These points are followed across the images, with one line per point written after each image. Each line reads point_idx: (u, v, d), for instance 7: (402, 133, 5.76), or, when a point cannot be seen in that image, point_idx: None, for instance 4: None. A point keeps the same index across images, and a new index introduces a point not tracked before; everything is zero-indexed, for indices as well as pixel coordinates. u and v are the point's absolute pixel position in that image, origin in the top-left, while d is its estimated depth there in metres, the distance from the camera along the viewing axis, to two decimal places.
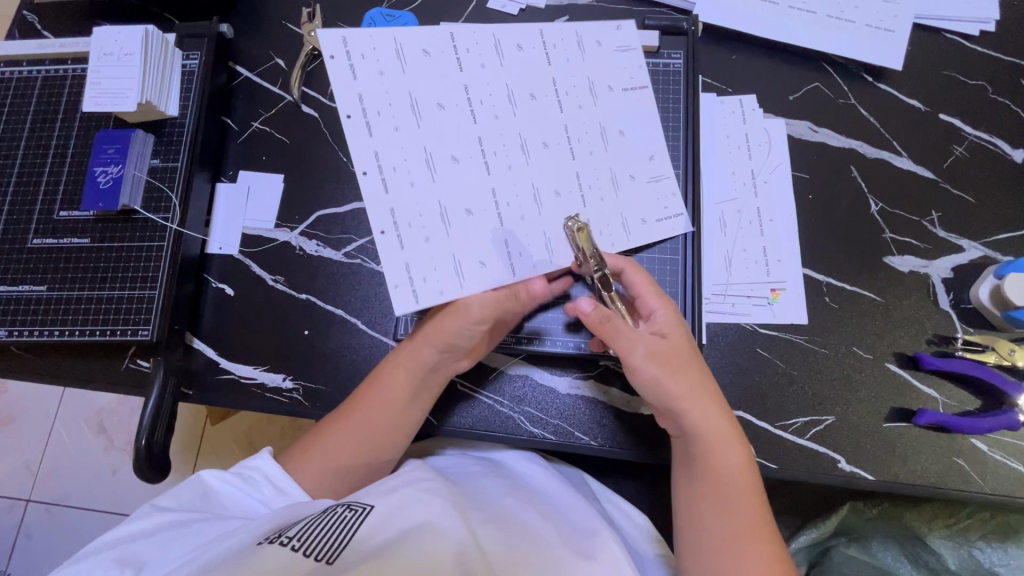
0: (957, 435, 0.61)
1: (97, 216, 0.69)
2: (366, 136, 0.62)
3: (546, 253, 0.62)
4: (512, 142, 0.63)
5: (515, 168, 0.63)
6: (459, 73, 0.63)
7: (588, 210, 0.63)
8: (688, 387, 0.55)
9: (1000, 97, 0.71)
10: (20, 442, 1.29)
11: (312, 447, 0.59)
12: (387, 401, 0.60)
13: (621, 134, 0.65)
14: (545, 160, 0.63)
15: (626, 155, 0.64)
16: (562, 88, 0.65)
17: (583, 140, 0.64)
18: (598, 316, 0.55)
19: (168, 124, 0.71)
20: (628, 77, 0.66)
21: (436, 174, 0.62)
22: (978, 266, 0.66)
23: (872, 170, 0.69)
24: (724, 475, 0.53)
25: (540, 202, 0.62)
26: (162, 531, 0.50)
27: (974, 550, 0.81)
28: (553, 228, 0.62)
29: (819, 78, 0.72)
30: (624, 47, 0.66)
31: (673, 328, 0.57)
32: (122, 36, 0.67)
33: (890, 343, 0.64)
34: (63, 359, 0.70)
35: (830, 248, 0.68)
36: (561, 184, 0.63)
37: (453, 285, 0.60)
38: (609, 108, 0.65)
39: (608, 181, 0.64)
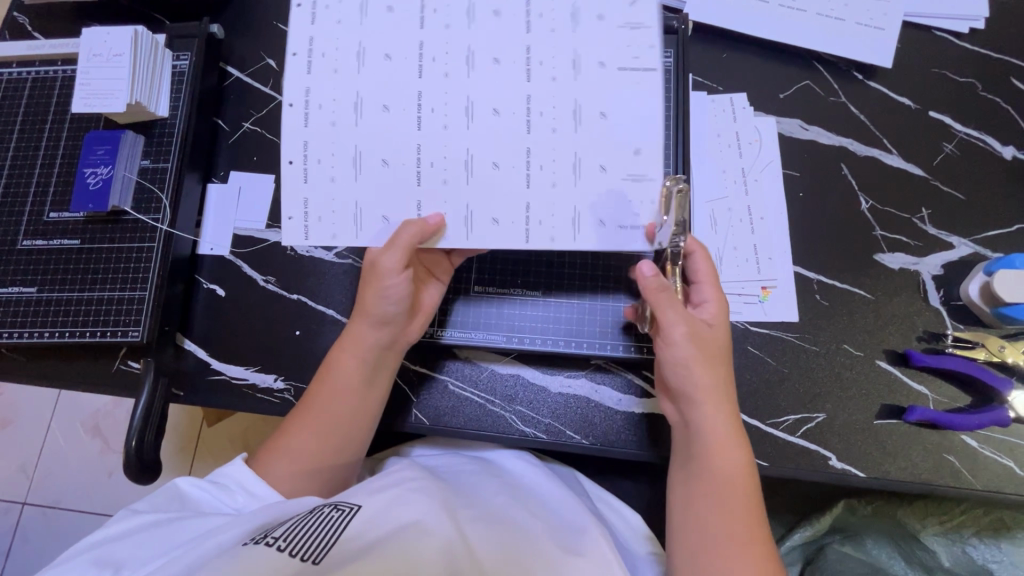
0: (947, 432, 0.61)
1: (87, 218, 0.69)
2: (304, 74, 0.55)
3: (464, 228, 0.55)
4: (458, 103, 0.54)
5: (451, 130, 0.54)
6: (419, 30, 0.54)
7: (531, 194, 0.54)
8: (716, 380, 0.54)
9: (989, 94, 0.71)
10: (15, 445, 1.29)
11: (280, 448, 0.59)
12: (329, 387, 0.59)
13: (602, 117, 0.53)
14: (493, 127, 0.54)
15: (596, 138, 0.53)
16: (541, 56, 0.53)
17: (548, 113, 0.53)
18: (658, 284, 0.54)
19: (158, 125, 0.71)
20: (631, 54, 0.52)
21: (362, 119, 0.55)
22: (968, 263, 0.66)
23: (862, 168, 0.69)
24: (720, 473, 0.53)
25: (473, 175, 0.54)
26: (141, 530, 0.50)
27: (968, 547, 0.82)
28: (482, 206, 0.54)
29: (809, 76, 0.72)
30: (632, 23, 0.52)
31: (719, 320, 0.56)
32: (112, 37, 0.67)
33: (881, 340, 0.65)
34: (54, 360, 0.70)
35: (820, 246, 0.68)
36: (505, 157, 0.54)
37: (347, 232, 0.55)
38: (591, 82, 0.53)
39: (568, 167, 0.53)
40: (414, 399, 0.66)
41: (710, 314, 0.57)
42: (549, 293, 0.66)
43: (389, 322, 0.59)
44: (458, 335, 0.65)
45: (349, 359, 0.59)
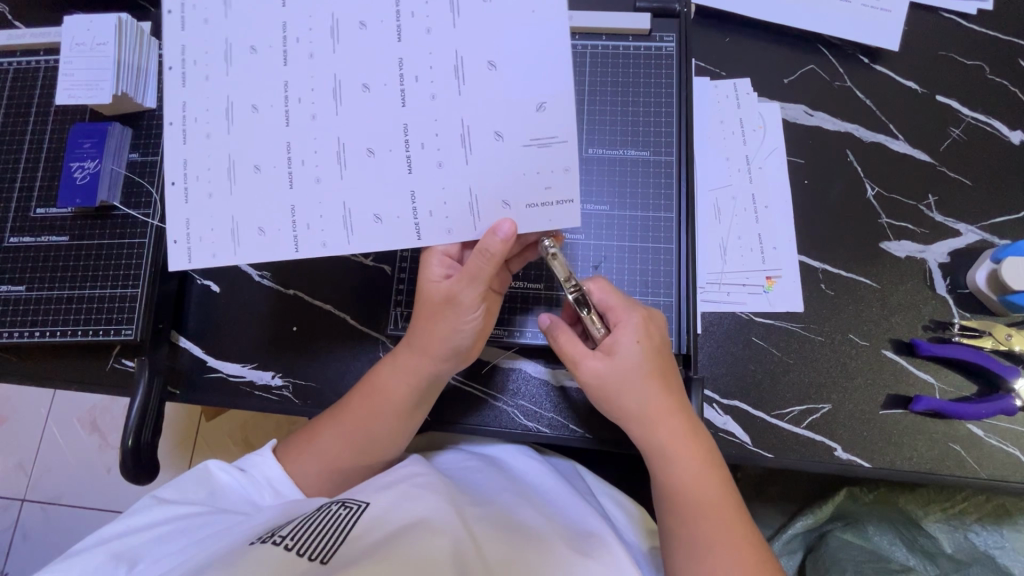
0: (953, 421, 0.61)
1: (75, 213, 0.67)
2: (177, 91, 0.50)
3: (343, 230, 0.50)
4: (310, 77, 0.49)
5: (319, 119, 0.50)
6: (282, 9, 0.49)
7: (414, 180, 0.49)
8: (643, 410, 0.53)
9: (997, 77, 0.69)
10: (13, 443, 1.28)
11: (308, 444, 0.58)
12: (380, 408, 0.57)
13: (491, 70, 0.48)
14: (366, 106, 0.49)
15: (490, 86, 0.48)
16: (408, 12, 0.48)
17: (427, 78, 0.48)
18: (549, 333, 0.57)
19: (147, 116, 0.69)
20: None
21: (233, 127, 0.50)
22: (974, 250, 0.65)
23: (869, 154, 0.68)
24: (700, 476, 0.53)
25: (354, 167, 0.50)
26: (157, 525, 0.49)
27: (969, 533, 0.82)
28: (363, 202, 0.50)
29: (813, 60, 0.70)
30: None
31: (625, 345, 0.53)
32: (95, 26, 0.64)
33: (887, 330, 0.64)
34: (46, 359, 0.68)
35: (826, 235, 0.67)
36: (380, 142, 0.49)
37: (224, 244, 0.50)
38: (477, 31, 0.47)
39: (454, 140, 0.49)
40: None
41: (620, 340, 0.54)
42: (552, 286, 0.65)
43: (456, 357, 0.57)
44: None
45: (405, 383, 0.57)
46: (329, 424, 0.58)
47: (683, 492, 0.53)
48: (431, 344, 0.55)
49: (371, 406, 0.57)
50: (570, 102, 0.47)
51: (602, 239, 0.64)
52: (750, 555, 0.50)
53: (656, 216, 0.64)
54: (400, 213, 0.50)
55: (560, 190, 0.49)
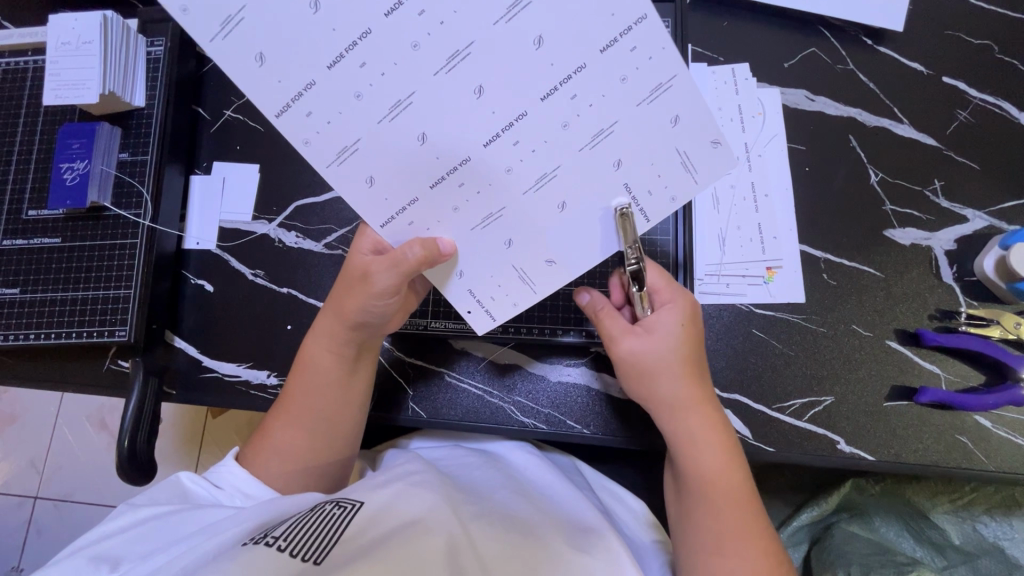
0: (959, 412, 0.59)
1: (67, 214, 0.67)
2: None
3: (329, 149, 0.44)
4: (441, 48, 0.41)
5: (403, 68, 0.42)
6: None
7: (425, 193, 0.47)
8: (667, 393, 0.52)
9: (1005, 57, 0.67)
10: (25, 443, 1.29)
11: (269, 441, 0.57)
12: (312, 389, 0.57)
13: (558, 209, 0.47)
14: (465, 110, 0.43)
15: (586, 183, 0.46)
16: (577, 89, 0.42)
17: (522, 147, 0.44)
18: (589, 311, 0.56)
19: (135, 115, 0.68)
20: (656, 171, 0.45)
21: None
22: (981, 236, 0.64)
23: (871, 139, 0.66)
24: (708, 474, 0.52)
25: (391, 141, 0.44)
26: (141, 524, 0.49)
27: (977, 525, 0.80)
28: (368, 157, 0.45)
29: (815, 43, 0.68)
30: (687, 161, 0.45)
31: (666, 327, 0.52)
32: (80, 23, 0.63)
33: (891, 320, 0.62)
34: (41, 362, 0.68)
35: (828, 222, 0.65)
36: (436, 146, 0.44)
37: (205, 23, 0.40)
38: (601, 158, 0.45)
39: (481, 214, 0.48)
40: (411, 392, 0.64)
41: (658, 322, 0.53)
42: None
43: (368, 330, 0.56)
44: (453, 324, 0.64)
45: (327, 358, 0.57)
46: (282, 418, 0.58)
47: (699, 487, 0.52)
48: (341, 315, 0.55)
49: (307, 391, 0.57)
50: (571, 277, 0.50)
51: None
52: (761, 548, 0.49)
53: None
54: (390, 199, 0.47)
55: (478, 318, 0.52)
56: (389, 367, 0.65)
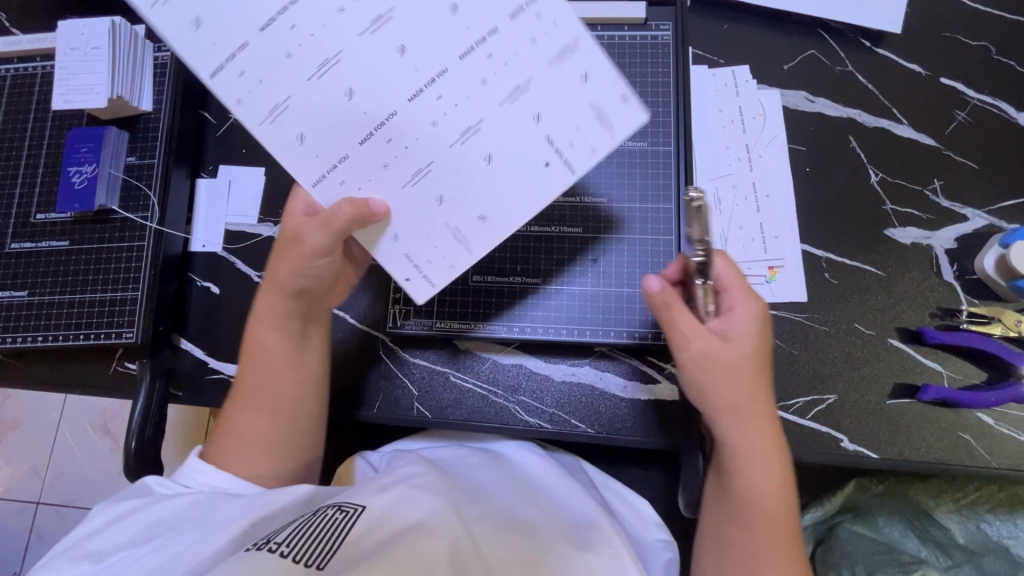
0: (962, 410, 0.60)
1: (75, 218, 0.68)
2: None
3: (262, 110, 0.45)
4: (364, 13, 0.43)
5: (331, 29, 0.44)
6: None
7: (356, 150, 0.46)
8: (732, 405, 0.49)
9: (1003, 58, 0.68)
10: (26, 449, 1.29)
11: (228, 434, 0.57)
12: (271, 369, 0.57)
13: (485, 162, 0.46)
14: (390, 69, 0.44)
15: (511, 138, 0.45)
16: (492, 48, 0.43)
17: (441, 105, 0.45)
18: (657, 302, 0.51)
19: (142, 120, 0.69)
20: (572, 125, 0.44)
21: None
22: (981, 235, 0.64)
23: (871, 139, 0.67)
24: (756, 489, 0.50)
25: (318, 93, 0.45)
26: (138, 512, 0.49)
27: (981, 523, 0.81)
28: (300, 114, 0.45)
29: (814, 45, 0.69)
30: (603, 117, 0.43)
31: (740, 335, 0.50)
32: (88, 29, 0.64)
33: (893, 318, 0.63)
34: (48, 364, 0.69)
35: (829, 222, 0.65)
36: (364, 99, 0.45)
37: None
38: (516, 119, 0.44)
39: (410, 168, 0.47)
40: (416, 392, 0.65)
41: (732, 327, 0.50)
42: (549, 280, 0.64)
43: (307, 297, 0.56)
44: (457, 325, 0.64)
45: (276, 334, 0.57)
46: (239, 406, 0.58)
47: (744, 499, 0.50)
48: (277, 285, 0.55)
49: (258, 372, 0.57)
50: (506, 234, 0.47)
51: (599, 231, 0.64)
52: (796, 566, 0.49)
53: (656, 208, 0.64)
54: (322, 154, 0.46)
55: (417, 286, 0.50)
56: (394, 367, 0.65)
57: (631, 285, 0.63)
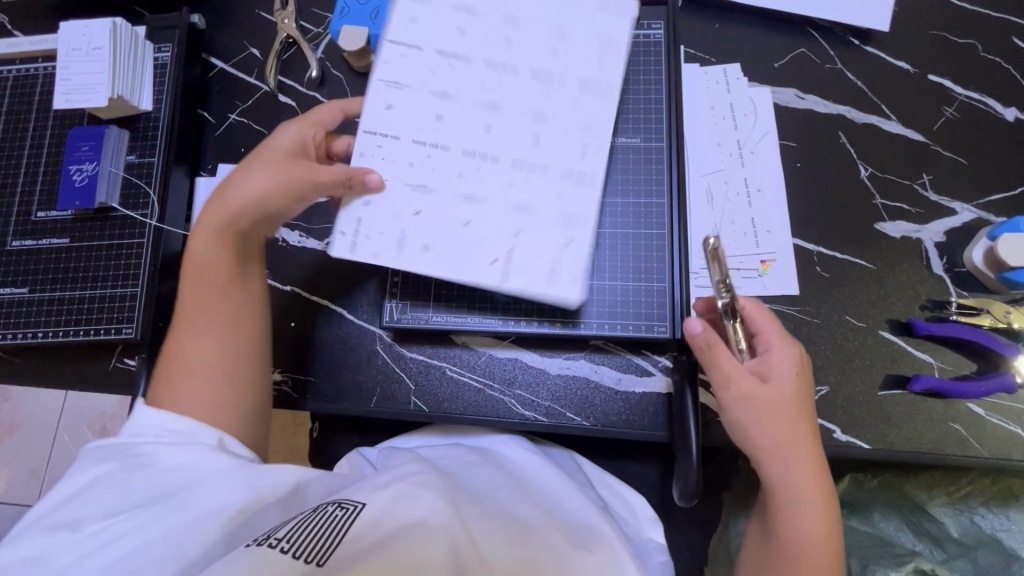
0: (952, 401, 0.60)
1: (75, 216, 0.68)
2: (595, 71, 0.60)
3: (390, 86, 0.58)
4: (489, 98, 0.59)
5: (462, 94, 0.59)
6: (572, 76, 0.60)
7: (407, 142, 0.57)
8: (776, 446, 0.51)
9: (989, 55, 0.69)
10: (24, 451, 1.30)
11: (168, 366, 0.54)
12: (218, 287, 0.57)
13: (462, 224, 0.56)
14: (468, 134, 0.58)
15: (488, 235, 0.55)
16: (530, 181, 0.57)
17: (474, 171, 0.57)
18: (698, 342, 0.54)
19: (143, 119, 0.70)
20: (532, 262, 0.55)
21: (517, 46, 0.60)
22: (970, 229, 0.65)
23: (861, 135, 0.68)
24: (798, 526, 0.50)
25: (420, 94, 0.58)
26: (127, 473, 0.46)
27: (975, 517, 0.80)
28: (403, 108, 0.58)
29: (804, 44, 0.70)
30: (558, 275, 0.55)
31: (780, 374, 0.52)
32: (91, 31, 0.66)
33: (884, 310, 0.63)
34: (47, 361, 0.69)
35: (820, 217, 0.66)
36: (441, 134, 0.57)
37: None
38: (495, 217, 0.56)
39: (418, 186, 0.56)
40: (413, 386, 0.65)
41: (770, 365, 0.53)
42: None
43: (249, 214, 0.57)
44: (454, 319, 0.64)
45: (223, 250, 0.57)
46: (179, 336, 0.56)
47: (787, 536, 0.50)
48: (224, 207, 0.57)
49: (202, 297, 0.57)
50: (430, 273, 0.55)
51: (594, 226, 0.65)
52: None
53: (649, 203, 0.65)
54: (393, 128, 0.58)
55: (340, 242, 0.55)
56: (390, 361, 0.66)
57: (625, 279, 0.63)
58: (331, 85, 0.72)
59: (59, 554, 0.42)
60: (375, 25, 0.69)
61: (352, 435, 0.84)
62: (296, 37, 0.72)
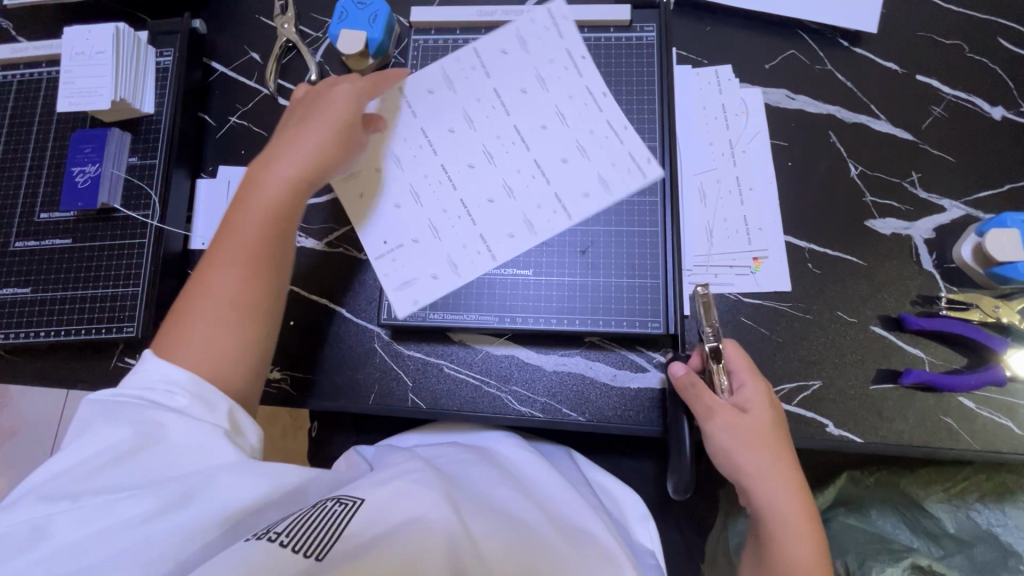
0: (943, 395, 0.61)
1: (77, 216, 0.69)
2: (619, 165, 0.62)
3: (446, 74, 0.66)
4: (516, 143, 0.64)
5: (494, 128, 0.65)
6: (594, 164, 0.62)
7: (421, 117, 0.66)
8: (762, 467, 0.52)
9: (975, 55, 0.70)
10: (23, 456, 1.29)
11: (187, 313, 0.52)
12: (277, 230, 0.56)
13: (402, 195, 0.65)
14: (466, 156, 0.65)
15: (425, 259, 0.64)
16: (473, 218, 0.64)
17: (447, 167, 0.65)
18: (682, 383, 0.56)
19: (145, 121, 0.71)
20: (414, 267, 0.64)
21: (571, 120, 0.64)
22: (959, 225, 0.66)
23: (851, 134, 0.69)
24: (787, 550, 0.50)
25: (455, 101, 0.65)
26: (135, 456, 0.44)
27: (971, 513, 0.81)
28: (441, 95, 0.66)
29: (794, 45, 0.72)
30: (430, 289, 0.64)
31: (755, 406, 0.55)
32: (93, 35, 0.67)
33: (876, 306, 0.64)
34: (49, 360, 0.70)
35: (812, 214, 0.67)
36: (449, 131, 0.65)
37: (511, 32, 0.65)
38: (415, 213, 0.65)
39: (398, 153, 0.66)
40: (410, 383, 0.66)
41: (745, 400, 0.55)
42: (538, 272, 0.66)
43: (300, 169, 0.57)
44: (451, 316, 0.65)
45: (289, 196, 0.56)
46: (202, 281, 0.54)
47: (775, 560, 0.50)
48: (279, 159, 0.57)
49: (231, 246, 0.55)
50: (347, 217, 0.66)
51: (588, 224, 0.66)
52: None
53: (642, 201, 0.66)
54: (423, 100, 0.66)
55: None
56: (388, 358, 0.67)
57: (620, 277, 0.65)
58: None
59: (59, 529, 0.41)
60: (373, 29, 0.70)
61: (351, 433, 0.85)
62: (295, 40, 0.74)
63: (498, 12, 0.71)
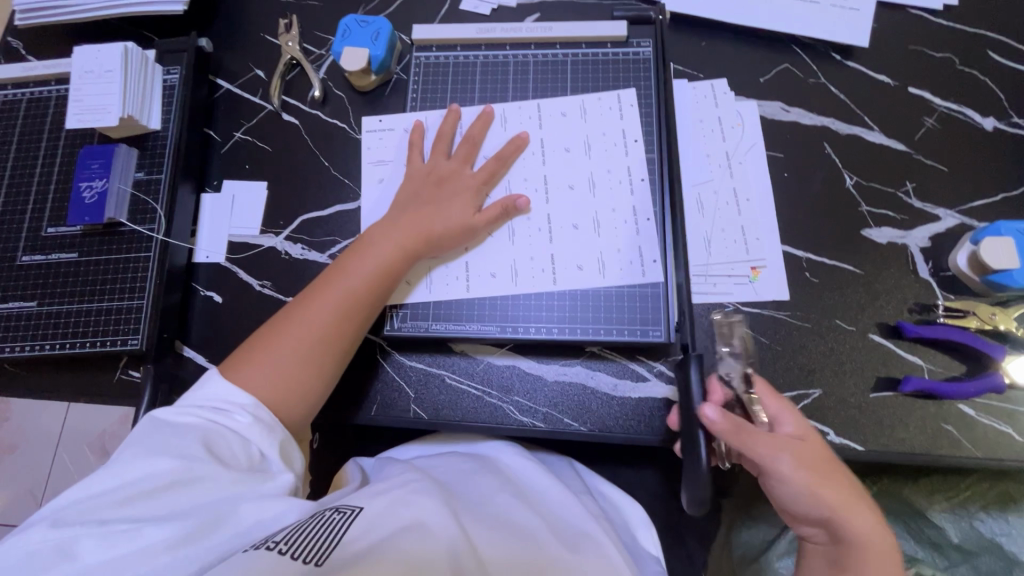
0: (943, 402, 0.61)
1: (84, 231, 0.70)
2: (624, 246, 0.66)
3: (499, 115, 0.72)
4: (537, 194, 0.68)
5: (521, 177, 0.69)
6: (597, 242, 0.66)
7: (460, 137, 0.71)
8: (844, 497, 0.51)
9: (965, 68, 0.72)
10: (24, 471, 1.29)
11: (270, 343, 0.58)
12: (374, 295, 0.61)
13: None
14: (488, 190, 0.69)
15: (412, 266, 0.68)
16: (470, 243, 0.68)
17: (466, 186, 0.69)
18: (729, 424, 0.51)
19: (151, 137, 0.72)
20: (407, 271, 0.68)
21: (593, 196, 0.68)
22: (954, 234, 0.67)
23: (845, 145, 0.70)
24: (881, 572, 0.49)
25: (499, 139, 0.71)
26: (164, 488, 0.46)
27: (975, 522, 0.80)
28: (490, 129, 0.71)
29: (788, 59, 0.73)
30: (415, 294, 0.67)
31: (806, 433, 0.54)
32: (102, 54, 0.69)
33: (873, 314, 0.65)
34: (53, 374, 0.71)
35: (808, 225, 0.68)
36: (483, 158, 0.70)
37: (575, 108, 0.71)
38: None
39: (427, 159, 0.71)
40: (412, 394, 0.66)
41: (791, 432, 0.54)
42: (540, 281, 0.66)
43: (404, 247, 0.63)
44: (453, 326, 0.66)
45: (387, 267, 0.62)
46: (295, 321, 0.59)
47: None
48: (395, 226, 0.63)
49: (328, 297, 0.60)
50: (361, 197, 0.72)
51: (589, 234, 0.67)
52: None
53: (642, 211, 0.66)
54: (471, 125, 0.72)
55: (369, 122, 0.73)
56: (391, 369, 0.67)
57: (620, 285, 0.65)
58: (333, 104, 0.75)
59: (82, 553, 0.42)
60: (375, 47, 0.72)
61: (352, 446, 0.85)
62: (300, 57, 0.75)
63: (498, 29, 0.73)
